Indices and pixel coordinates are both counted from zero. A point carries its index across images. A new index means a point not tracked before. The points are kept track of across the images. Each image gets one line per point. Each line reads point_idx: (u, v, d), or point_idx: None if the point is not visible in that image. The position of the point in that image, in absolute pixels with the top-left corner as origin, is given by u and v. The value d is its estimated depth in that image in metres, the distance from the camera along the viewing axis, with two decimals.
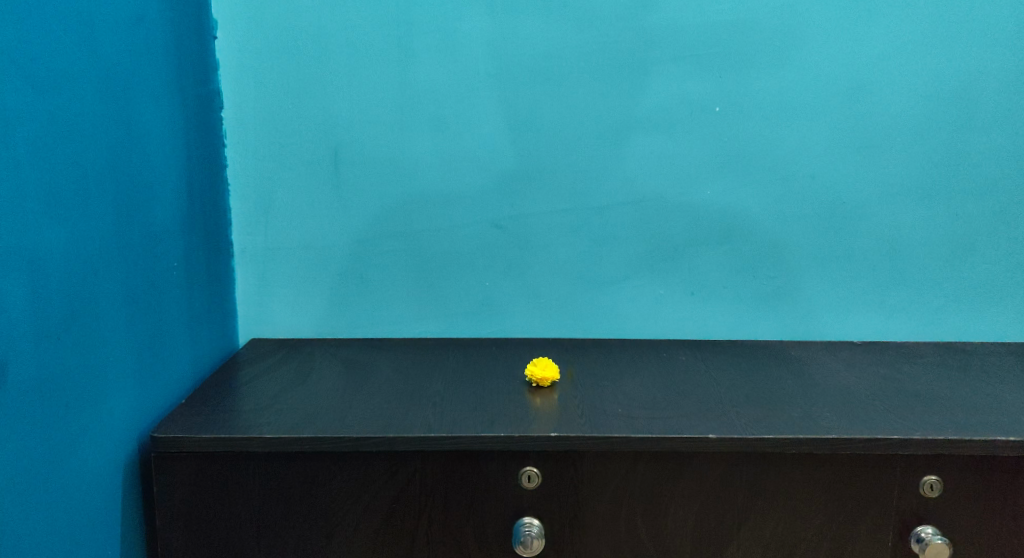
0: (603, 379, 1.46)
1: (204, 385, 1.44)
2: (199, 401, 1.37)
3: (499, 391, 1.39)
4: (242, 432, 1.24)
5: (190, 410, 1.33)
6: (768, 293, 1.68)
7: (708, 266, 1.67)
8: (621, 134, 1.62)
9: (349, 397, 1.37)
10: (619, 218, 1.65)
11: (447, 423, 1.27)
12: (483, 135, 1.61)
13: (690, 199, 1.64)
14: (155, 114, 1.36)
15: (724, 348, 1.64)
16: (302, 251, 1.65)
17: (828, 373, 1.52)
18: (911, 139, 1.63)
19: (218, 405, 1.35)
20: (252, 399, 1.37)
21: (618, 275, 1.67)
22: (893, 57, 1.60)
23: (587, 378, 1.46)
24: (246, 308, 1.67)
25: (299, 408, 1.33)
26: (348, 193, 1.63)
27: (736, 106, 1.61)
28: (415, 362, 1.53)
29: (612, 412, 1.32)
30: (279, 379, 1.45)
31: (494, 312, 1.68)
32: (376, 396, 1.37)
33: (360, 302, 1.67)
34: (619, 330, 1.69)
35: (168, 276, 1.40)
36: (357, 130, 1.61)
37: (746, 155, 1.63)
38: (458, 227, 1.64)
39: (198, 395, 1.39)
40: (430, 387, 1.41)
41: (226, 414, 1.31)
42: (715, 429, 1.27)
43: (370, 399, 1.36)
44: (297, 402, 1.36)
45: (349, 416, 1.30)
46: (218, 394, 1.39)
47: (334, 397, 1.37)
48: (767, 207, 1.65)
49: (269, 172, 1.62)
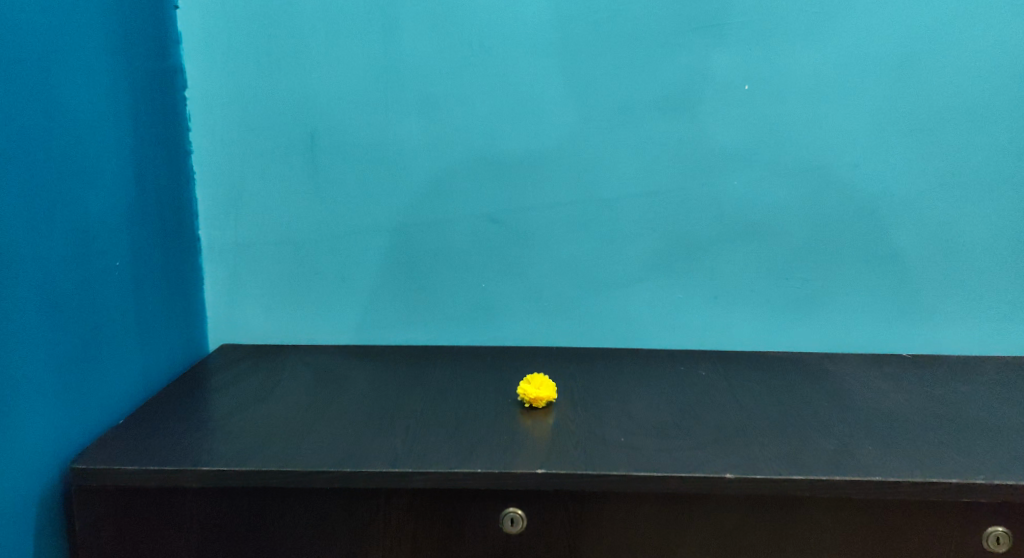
0: (607, 415, 1.20)
1: (158, 400, 1.26)
2: (122, 435, 1.13)
3: (473, 439, 1.13)
4: (177, 463, 1.04)
5: (102, 448, 1.10)
6: (801, 299, 1.48)
7: (734, 268, 1.47)
8: (628, 115, 1.42)
9: (305, 425, 1.17)
10: (632, 212, 1.45)
11: (411, 464, 1.05)
12: (476, 116, 1.42)
13: (714, 190, 1.44)
14: (86, 92, 1.17)
15: (749, 362, 1.44)
16: (276, 247, 1.48)
17: (868, 392, 1.31)
18: (973, 122, 1.41)
19: (139, 441, 1.11)
20: (178, 434, 1.13)
21: (629, 276, 1.47)
22: (975, 30, 1.38)
23: (585, 414, 1.21)
24: (216, 310, 1.51)
25: (227, 455, 1.07)
26: (326, 181, 1.45)
27: (769, 84, 1.40)
28: (377, 403, 1.24)
29: (612, 442, 1.12)
30: (220, 409, 1.22)
31: (492, 317, 1.50)
32: (335, 429, 1.15)
33: (341, 304, 1.50)
34: (630, 338, 1.50)
35: (109, 277, 1.21)
36: (335, 110, 1.43)
37: (779, 139, 1.42)
38: (449, 221, 1.46)
39: (141, 416, 1.20)
40: (394, 428, 1.16)
41: (158, 447, 1.10)
42: (733, 465, 1.06)
43: (325, 448, 1.09)
44: (240, 447, 1.09)
45: (295, 454, 1.07)
46: (142, 426, 1.16)
47: (287, 427, 1.16)
48: (800, 199, 1.44)
49: (238, 158, 1.45)
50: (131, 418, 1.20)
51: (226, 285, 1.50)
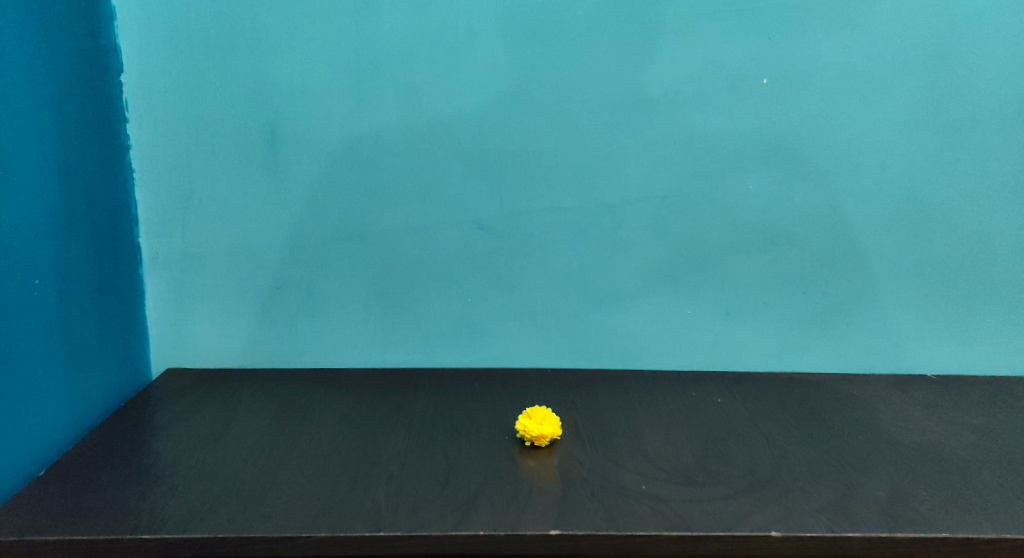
0: (619, 457, 1.04)
1: (92, 451, 1.08)
2: (44, 505, 0.95)
3: (468, 489, 0.97)
4: (110, 531, 0.90)
5: (20, 526, 0.91)
6: (821, 315, 1.33)
7: (746, 280, 1.32)
8: (633, 111, 1.26)
9: (266, 481, 0.99)
10: (636, 219, 1.29)
11: (398, 535, 0.89)
12: (460, 109, 1.25)
13: (727, 195, 1.29)
14: None
15: (765, 386, 1.29)
16: (230, 257, 1.29)
17: (902, 420, 1.17)
18: (1011, 122, 1.27)
19: (66, 514, 0.93)
20: (114, 502, 0.95)
21: (632, 290, 1.32)
22: (1014, 20, 1.25)
23: (595, 455, 1.05)
24: (161, 330, 1.32)
25: (174, 532, 0.89)
26: (288, 183, 1.27)
27: (791, 78, 1.25)
28: (352, 448, 1.06)
29: (632, 492, 0.96)
30: (164, 462, 1.04)
31: (478, 337, 1.33)
32: (303, 486, 0.98)
33: (306, 322, 1.31)
34: (632, 359, 1.34)
35: (28, 302, 1.02)
36: (299, 101, 1.24)
37: (800, 139, 1.27)
38: (429, 229, 1.29)
39: (70, 474, 1.02)
40: (374, 480, 0.99)
41: (88, 522, 0.91)
42: (777, 519, 0.91)
43: (294, 508, 0.94)
44: (189, 518, 0.92)
45: (254, 526, 0.90)
46: (71, 490, 0.98)
47: (247, 485, 0.98)
48: (821, 205, 1.29)
49: (185, 155, 1.26)
50: (58, 478, 1.01)
51: (172, 302, 1.30)
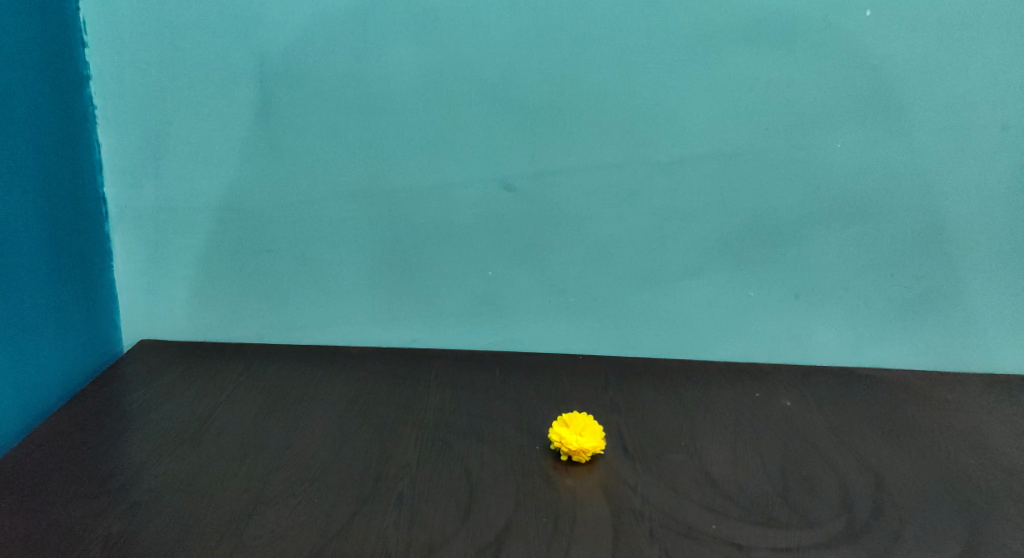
0: (678, 481, 0.85)
1: (42, 449, 0.89)
2: None
3: (495, 520, 0.78)
4: None
5: None
6: (910, 302, 1.12)
7: (824, 259, 1.11)
8: (701, 49, 1.03)
9: (249, 501, 0.80)
10: (697, 181, 1.08)
11: None
12: (490, 39, 1.02)
13: (810, 156, 1.07)
14: None
15: (841, 385, 1.09)
16: (211, 215, 1.08)
17: (1015, 439, 0.97)
18: None
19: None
20: (59, 524, 0.77)
21: (686, 267, 1.11)
22: None
23: (649, 476, 0.86)
24: (131, 297, 1.12)
25: None
26: (280, 126, 1.05)
27: (899, 11, 1.02)
28: (352, 458, 0.87)
29: (703, 534, 0.77)
30: (127, 468, 0.86)
31: (501, 316, 1.13)
32: (293, 510, 0.79)
33: (300, 293, 1.12)
34: (681, 347, 1.15)
35: None
36: (293, 25, 1.02)
37: (905, 88, 1.04)
38: (447, 188, 1.08)
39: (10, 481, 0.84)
40: (379, 505, 0.80)
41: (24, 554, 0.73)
42: None
43: (280, 543, 0.75)
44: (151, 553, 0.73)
45: None
46: (8, 505, 0.80)
47: (225, 506, 0.80)
48: (923, 171, 1.07)
49: (156, 87, 1.04)
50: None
51: (142, 264, 1.10)
